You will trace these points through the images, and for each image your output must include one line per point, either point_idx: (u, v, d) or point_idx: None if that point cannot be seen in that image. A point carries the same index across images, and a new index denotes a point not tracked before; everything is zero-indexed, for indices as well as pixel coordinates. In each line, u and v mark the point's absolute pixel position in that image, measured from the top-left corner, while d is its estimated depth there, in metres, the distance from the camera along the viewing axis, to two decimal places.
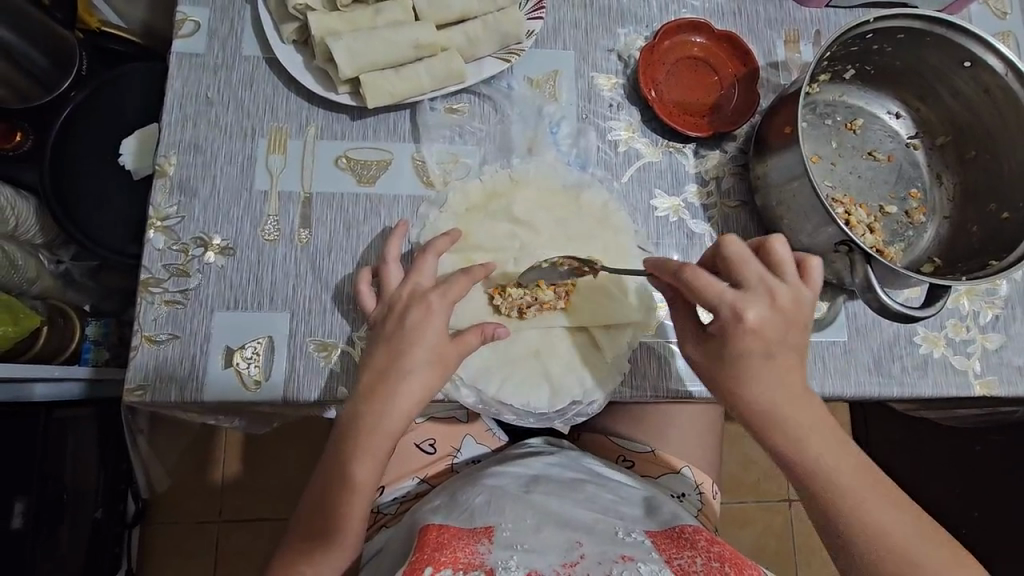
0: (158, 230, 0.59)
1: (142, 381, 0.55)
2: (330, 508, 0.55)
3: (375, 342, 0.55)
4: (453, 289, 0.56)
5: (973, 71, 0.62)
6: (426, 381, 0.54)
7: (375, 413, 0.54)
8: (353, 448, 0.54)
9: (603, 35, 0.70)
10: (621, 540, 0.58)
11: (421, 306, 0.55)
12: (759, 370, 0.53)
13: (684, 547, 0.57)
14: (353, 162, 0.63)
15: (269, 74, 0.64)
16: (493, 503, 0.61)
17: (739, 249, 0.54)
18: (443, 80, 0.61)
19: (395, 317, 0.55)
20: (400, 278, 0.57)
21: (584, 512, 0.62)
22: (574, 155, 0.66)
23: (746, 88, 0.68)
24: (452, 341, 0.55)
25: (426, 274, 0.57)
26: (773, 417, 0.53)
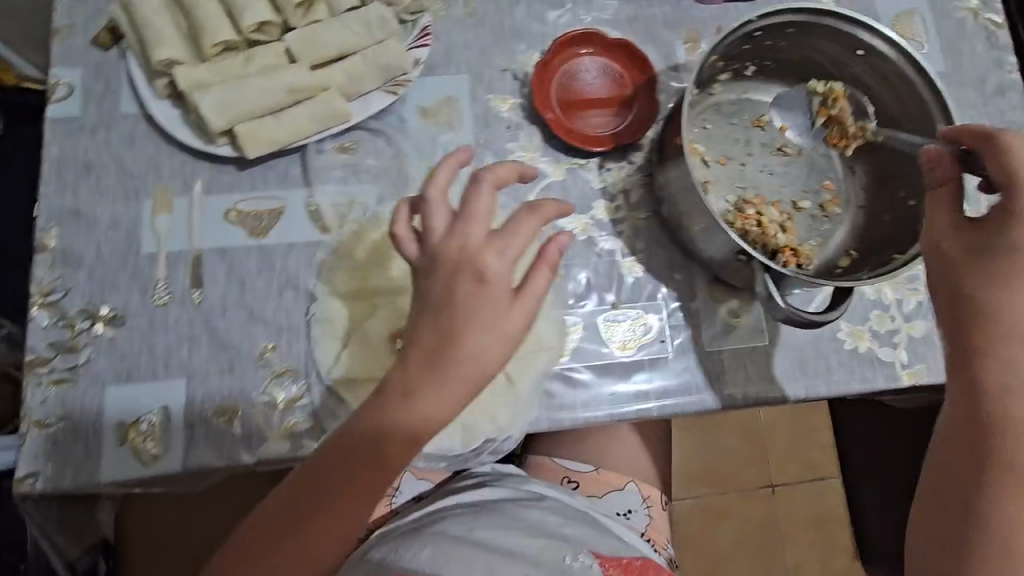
0: (42, 306, 0.57)
1: (34, 468, 0.53)
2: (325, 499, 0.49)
3: (430, 305, 0.45)
4: (511, 245, 0.45)
5: (867, 60, 0.61)
6: (490, 357, 0.45)
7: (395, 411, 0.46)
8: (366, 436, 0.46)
9: (498, 54, 0.68)
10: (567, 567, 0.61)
11: (470, 273, 0.45)
12: (1013, 279, 0.49)
13: None
14: (243, 213, 0.61)
15: (149, 130, 0.61)
16: (437, 557, 0.60)
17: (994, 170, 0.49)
18: (325, 121, 0.59)
19: (473, 276, 0.45)
20: (446, 220, 0.46)
21: (529, 540, 0.63)
22: (473, 183, 0.64)
23: (646, 98, 0.67)
24: (517, 299, 0.46)
25: (489, 212, 0.46)
26: (1008, 326, 0.49)
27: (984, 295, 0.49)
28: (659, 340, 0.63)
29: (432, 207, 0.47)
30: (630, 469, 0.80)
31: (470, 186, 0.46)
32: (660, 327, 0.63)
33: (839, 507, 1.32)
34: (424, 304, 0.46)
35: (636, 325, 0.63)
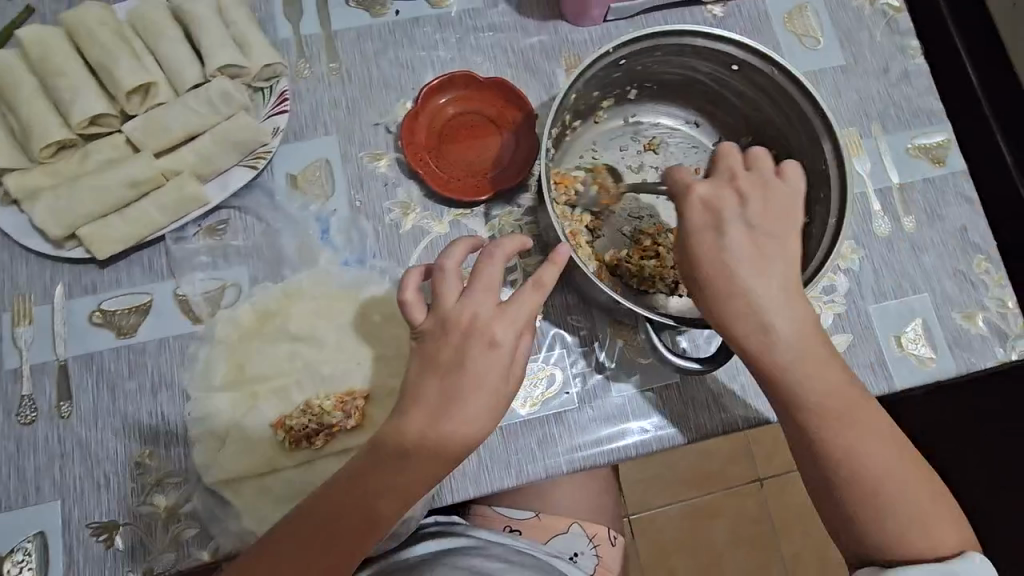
0: None
1: None
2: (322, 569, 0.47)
3: (424, 372, 0.45)
4: (522, 310, 0.45)
5: (743, 74, 0.58)
6: (471, 412, 0.44)
7: (402, 466, 0.45)
8: (376, 490, 0.46)
9: (367, 110, 0.65)
10: None
11: (483, 341, 0.45)
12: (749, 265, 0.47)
13: None
14: (108, 314, 0.58)
15: (3, 238, 0.58)
16: None
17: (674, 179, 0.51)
18: (179, 209, 0.56)
19: (485, 343, 0.45)
20: (433, 301, 0.47)
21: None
22: (351, 249, 0.60)
23: (523, 138, 0.63)
24: (510, 368, 0.45)
25: (455, 285, 0.46)
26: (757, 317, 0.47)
27: (710, 283, 0.47)
28: (564, 393, 0.60)
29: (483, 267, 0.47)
30: (572, 509, 0.76)
31: (480, 256, 0.47)
32: (563, 379, 0.60)
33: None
34: (429, 363, 0.45)
35: (538, 380, 0.60)
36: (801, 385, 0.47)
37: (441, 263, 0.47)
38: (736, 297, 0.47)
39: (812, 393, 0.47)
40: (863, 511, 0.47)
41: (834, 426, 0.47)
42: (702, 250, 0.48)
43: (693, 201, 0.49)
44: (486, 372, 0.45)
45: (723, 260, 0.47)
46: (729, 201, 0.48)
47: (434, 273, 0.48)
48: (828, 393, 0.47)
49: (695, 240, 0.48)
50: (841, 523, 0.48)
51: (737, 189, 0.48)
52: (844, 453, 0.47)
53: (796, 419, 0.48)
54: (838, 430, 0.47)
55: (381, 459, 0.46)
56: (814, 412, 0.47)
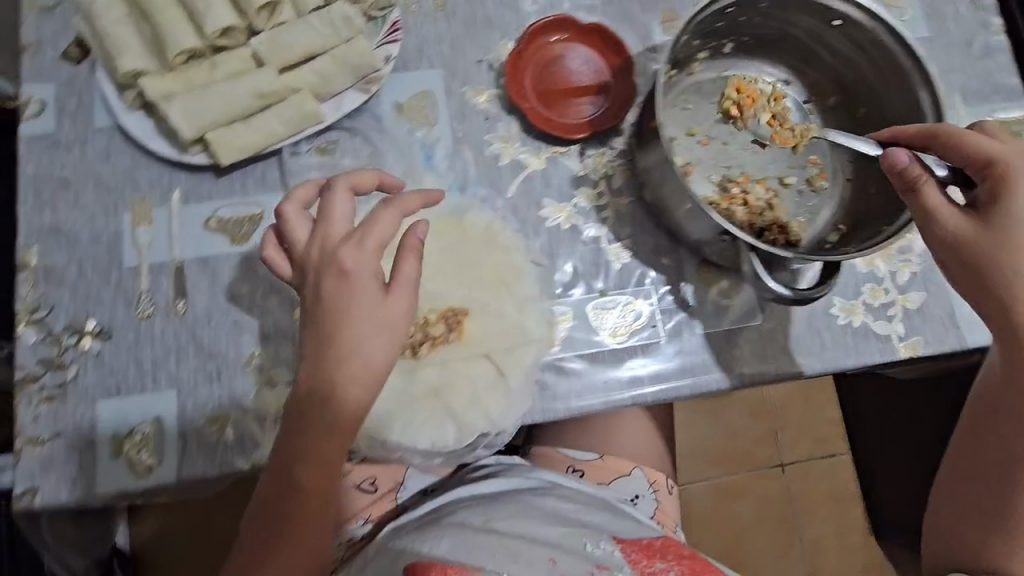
0: (28, 325, 0.57)
1: (30, 484, 0.54)
2: (295, 528, 0.51)
3: (311, 313, 0.48)
4: (379, 232, 0.49)
5: (845, 30, 0.60)
6: (373, 342, 0.47)
7: (308, 440, 0.48)
8: (296, 466, 0.49)
9: (470, 47, 0.67)
10: (589, 552, 0.63)
11: (335, 271, 0.48)
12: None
13: (655, 557, 0.65)
14: (223, 221, 0.60)
15: (126, 144, 0.61)
16: (457, 544, 0.62)
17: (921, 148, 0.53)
18: (299, 123, 0.59)
19: (336, 274, 0.48)
20: (307, 231, 0.51)
21: (551, 528, 0.66)
22: (454, 177, 0.63)
23: (623, 84, 0.65)
24: (390, 288, 0.49)
25: (338, 224, 0.50)
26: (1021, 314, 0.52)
27: (1001, 268, 0.51)
28: (650, 326, 0.62)
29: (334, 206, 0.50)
30: (634, 455, 0.81)
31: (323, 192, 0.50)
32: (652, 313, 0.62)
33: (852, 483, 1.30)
34: (316, 302, 0.48)
35: (627, 312, 0.62)
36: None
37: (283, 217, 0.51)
38: (1018, 271, 0.51)
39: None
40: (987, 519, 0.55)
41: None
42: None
43: (1017, 171, 0.51)
44: (388, 311, 0.48)
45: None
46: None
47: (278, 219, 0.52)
48: None
49: (1016, 204, 0.51)
50: (964, 506, 0.57)
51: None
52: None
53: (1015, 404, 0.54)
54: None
55: (291, 440, 0.49)
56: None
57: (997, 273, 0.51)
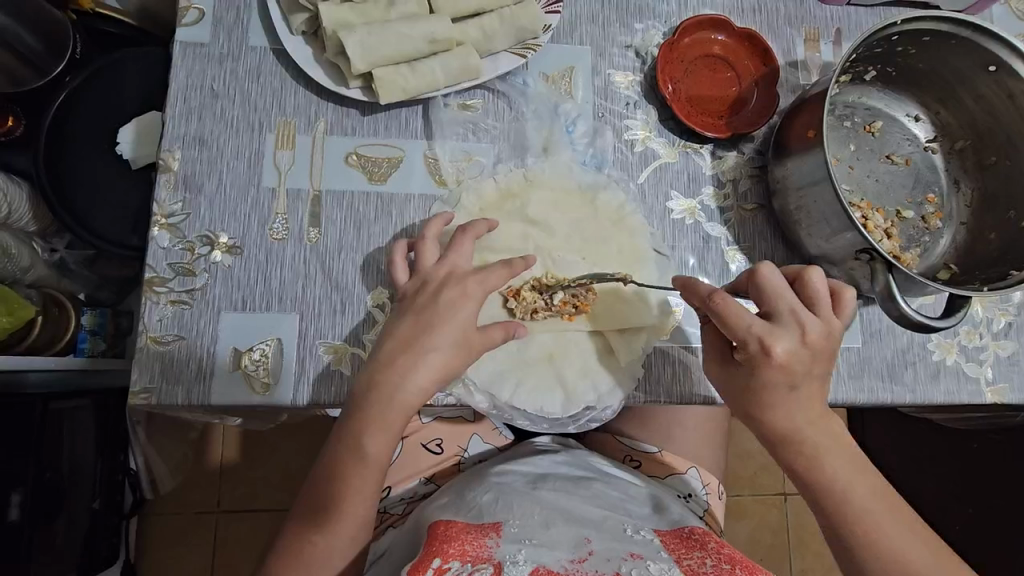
0: (162, 228, 0.57)
1: (147, 383, 0.54)
2: (334, 488, 0.53)
3: (403, 314, 0.54)
4: (492, 276, 0.54)
5: (997, 77, 0.61)
6: (456, 363, 0.53)
7: (377, 407, 0.52)
8: (359, 431, 0.52)
9: (620, 30, 0.67)
10: (628, 537, 0.58)
11: (457, 288, 0.53)
12: (776, 398, 0.53)
13: (693, 547, 0.57)
14: (363, 159, 0.61)
15: (277, 67, 0.61)
16: (501, 500, 0.62)
17: (739, 307, 0.51)
18: (458, 76, 0.60)
19: (458, 291, 0.53)
20: (437, 256, 0.55)
21: (593, 509, 0.63)
22: (590, 155, 0.64)
23: (766, 90, 0.66)
24: (476, 330, 0.54)
25: (467, 256, 0.55)
26: (779, 424, 0.53)
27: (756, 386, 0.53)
28: None
29: (463, 244, 0.55)
30: (691, 455, 0.80)
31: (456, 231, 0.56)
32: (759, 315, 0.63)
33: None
34: (409, 307, 0.54)
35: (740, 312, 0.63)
36: (843, 483, 0.52)
37: (422, 234, 0.56)
38: (765, 404, 0.53)
39: (846, 491, 0.52)
40: None
41: (860, 525, 0.51)
42: (764, 387, 0.53)
43: (778, 356, 0.51)
44: (471, 339, 0.53)
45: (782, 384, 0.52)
46: (807, 360, 0.52)
47: (417, 245, 0.56)
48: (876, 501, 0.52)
49: (764, 374, 0.52)
50: None
51: (833, 347, 0.53)
52: (885, 534, 0.51)
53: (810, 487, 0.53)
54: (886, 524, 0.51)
55: (356, 405, 0.52)
56: (836, 495, 0.52)
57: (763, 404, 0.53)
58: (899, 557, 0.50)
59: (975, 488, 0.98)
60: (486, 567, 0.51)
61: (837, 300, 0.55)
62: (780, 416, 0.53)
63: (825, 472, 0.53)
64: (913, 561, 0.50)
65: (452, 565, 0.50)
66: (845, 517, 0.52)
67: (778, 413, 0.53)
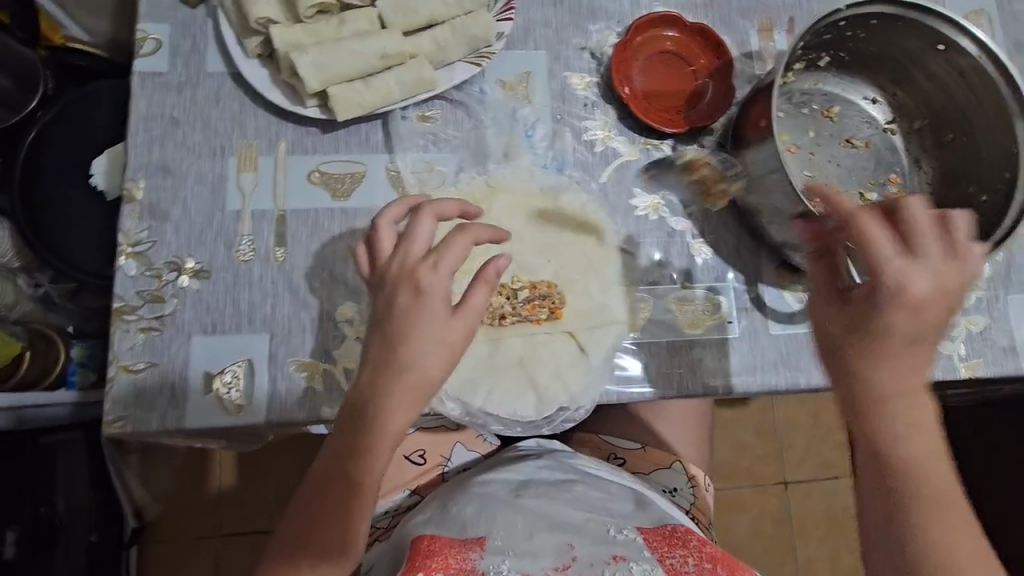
0: (129, 256, 0.58)
1: (121, 412, 0.54)
2: (335, 507, 0.51)
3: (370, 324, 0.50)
4: (449, 255, 0.49)
5: (947, 56, 0.62)
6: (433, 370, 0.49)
7: (362, 427, 0.49)
8: (358, 452, 0.50)
9: (575, 33, 0.68)
10: (611, 538, 0.58)
11: (410, 285, 0.48)
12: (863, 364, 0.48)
13: (676, 544, 0.58)
14: (326, 176, 0.61)
15: (236, 90, 0.62)
16: (485, 511, 0.62)
17: (874, 232, 0.47)
18: (414, 88, 0.60)
19: (411, 288, 0.48)
20: (392, 241, 0.51)
21: (576, 512, 0.62)
22: (550, 158, 0.65)
23: (722, 82, 0.67)
24: (452, 317, 0.49)
25: (421, 240, 0.50)
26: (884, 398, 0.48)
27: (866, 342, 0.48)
28: (725, 321, 0.64)
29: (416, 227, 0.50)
30: (675, 449, 0.81)
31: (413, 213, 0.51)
32: (727, 309, 0.64)
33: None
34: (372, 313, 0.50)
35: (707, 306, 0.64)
36: (910, 476, 0.48)
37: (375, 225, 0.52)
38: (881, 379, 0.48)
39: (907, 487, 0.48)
40: None
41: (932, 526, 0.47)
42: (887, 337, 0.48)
43: (888, 286, 0.47)
44: (449, 335, 0.49)
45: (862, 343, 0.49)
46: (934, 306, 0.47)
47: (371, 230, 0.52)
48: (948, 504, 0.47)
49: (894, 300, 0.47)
50: None
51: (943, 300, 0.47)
52: (937, 530, 0.47)
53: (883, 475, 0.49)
54: (941, 520, 0.47)
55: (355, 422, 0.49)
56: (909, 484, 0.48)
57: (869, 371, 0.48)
58: (960, 571, 0.46)
59: None
60: None
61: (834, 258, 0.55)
62: (890, 389, 0.48)
63: (899, 451, 0.48)
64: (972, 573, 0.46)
65: None
66: (896, 514, 0.48)
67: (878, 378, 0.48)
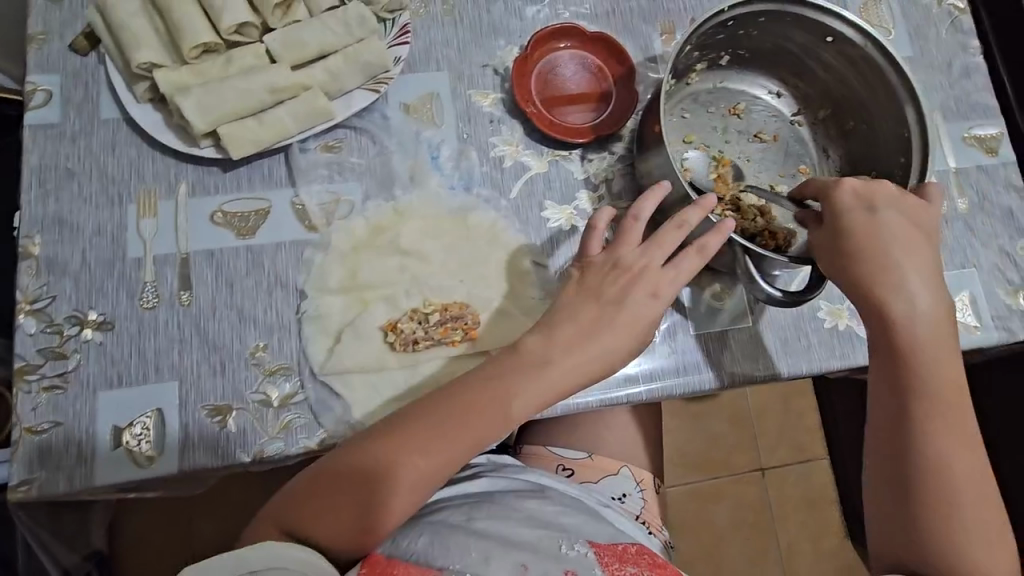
0: (28, 314, 0.56)
1: (27, 476, 0.53)
2: (374, 516, 0.51)
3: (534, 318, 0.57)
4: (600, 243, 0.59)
5: (837, 47, 0.63)
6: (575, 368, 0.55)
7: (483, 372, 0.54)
8: (420, 407, 0.53)
9: (477, 51, 0.68)
10: (563, 556, 0.60)
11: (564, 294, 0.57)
12: (886, 283, 0.55)
13: (626, 561, 0.61)
14: (230, 215, 0.61)
15: (131, 136, 0.61)
16: (438, 541, 0.61)
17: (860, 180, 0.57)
18: (310, 120, 0.60)
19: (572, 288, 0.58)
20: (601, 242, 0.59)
21: (529, 529, 0.63)
22: (458, 177, 0.65)
23: (625, 87, 0.68)
24: (572, 299, 0.57)
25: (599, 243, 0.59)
26: (904, 315, 0.55)
27: (873, 260, 0.55)
28: None
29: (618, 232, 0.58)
30: (623, 454, 0.80)
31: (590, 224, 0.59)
32: None
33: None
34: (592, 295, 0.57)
35: None
36: (942, 394, 0.54)
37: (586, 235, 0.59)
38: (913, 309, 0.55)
39: (944, 403, 0.54)
40: (950, 500, 0.53)
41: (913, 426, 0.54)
42: (885, 256, 0.55)
43: (852, 221, 0.56)
44: (572, 319, 0.56)
45: (888, 267, 0.55)
46: (910, 233, 0.56)
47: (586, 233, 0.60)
48: (925, 402, 0.54)
49: (867, 231, 0.55)
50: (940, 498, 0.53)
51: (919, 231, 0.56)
52: (938, 447, 0.54)
53: (900, 384, 0.55)
54: (940, 438, 0.54)
55: (444, 412, 0.53)
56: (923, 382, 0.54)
57: (891, 301, 0.55)
58: (941, 460, 0.53)
59: None
60: None
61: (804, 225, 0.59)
62: (906, 299, 0.55)
63: (917, 352, 0.54)
64: (949, 455, 0.53)
65: None
66: (909, 436, 0.54)
67: (901, 292, 0.55)
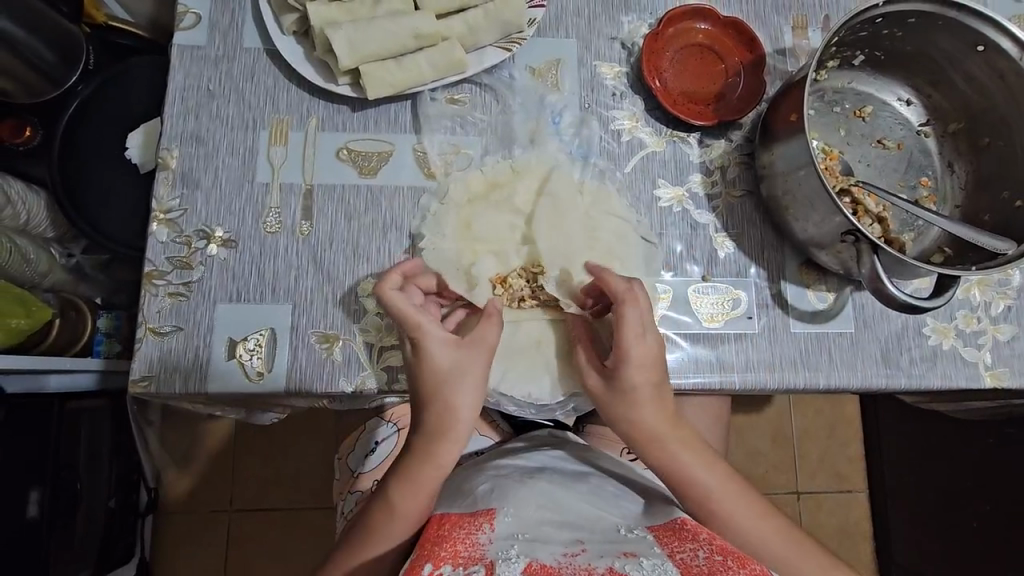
0: (162, 223, 0.59)
1: (147, 372, 0.56)
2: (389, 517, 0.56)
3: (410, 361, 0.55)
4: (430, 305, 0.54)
5: (987, 57, 0.60)
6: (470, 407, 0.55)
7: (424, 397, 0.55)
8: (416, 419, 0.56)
9: (607, 24, 0.68)
10: (620, 537, 0.53)
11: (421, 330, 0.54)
12: (639, 403, 0.57)
13: (686, 539, 0.52)
14: (354, 153, 0.62)
15: (270, 66, 0.63)
16: (497, 491, 0.59)
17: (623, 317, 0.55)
18: (444, 70, 0.61)
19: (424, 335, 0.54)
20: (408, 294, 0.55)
21: (590, 506, 0.58)
22: (576, 145, 0.65)
23: (753, 75, 0.66)
24: (466, 351, 0.54)
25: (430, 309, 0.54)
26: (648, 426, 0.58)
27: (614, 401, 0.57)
28: (746, 317, 0.63)
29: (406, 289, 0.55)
30: None
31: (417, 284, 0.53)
32: (750, 306, 0.63)
33: (866, 522, 1.19)
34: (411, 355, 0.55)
35: (727, 301, 0.63)
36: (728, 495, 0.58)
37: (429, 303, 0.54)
38: (636, 420, 0.58)
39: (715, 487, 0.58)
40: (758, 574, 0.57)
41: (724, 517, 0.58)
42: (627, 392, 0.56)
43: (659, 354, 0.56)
44: (472, 364, 0.55)
45: (639, 402, 0.57)
46: (648, 362, 0.56)
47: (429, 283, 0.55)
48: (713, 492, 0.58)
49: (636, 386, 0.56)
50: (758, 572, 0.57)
51: (659, 355, 0.56)
52: (739, 524, 0.57)
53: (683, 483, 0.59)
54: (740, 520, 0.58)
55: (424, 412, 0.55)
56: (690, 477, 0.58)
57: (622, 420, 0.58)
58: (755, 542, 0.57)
59: (991, 479, 0.96)
60: (478, 569, 0.46)
61: (576, 354, 0.59)
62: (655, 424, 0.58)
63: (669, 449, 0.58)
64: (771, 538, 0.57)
65: (443, 570, 0.47)
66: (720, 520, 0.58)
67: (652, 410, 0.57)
